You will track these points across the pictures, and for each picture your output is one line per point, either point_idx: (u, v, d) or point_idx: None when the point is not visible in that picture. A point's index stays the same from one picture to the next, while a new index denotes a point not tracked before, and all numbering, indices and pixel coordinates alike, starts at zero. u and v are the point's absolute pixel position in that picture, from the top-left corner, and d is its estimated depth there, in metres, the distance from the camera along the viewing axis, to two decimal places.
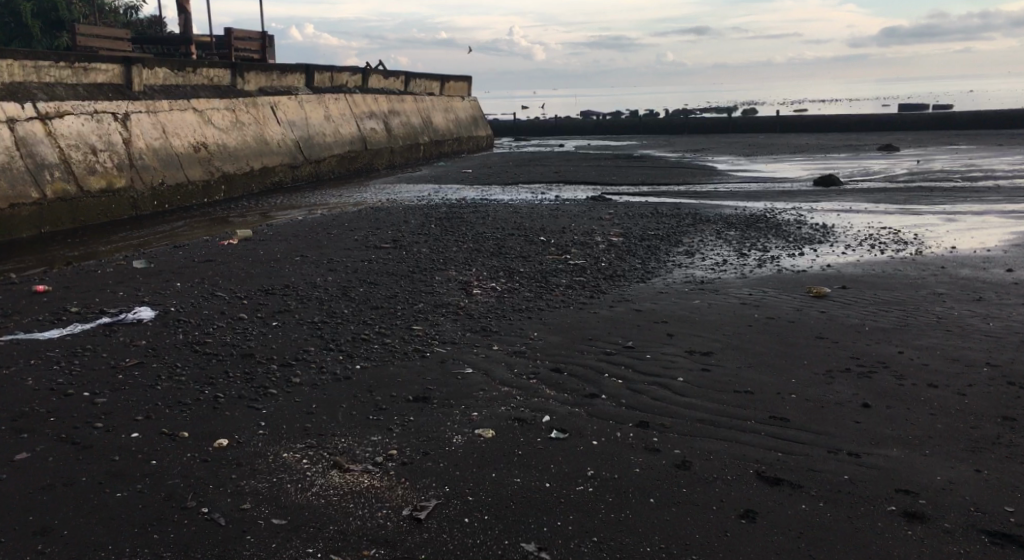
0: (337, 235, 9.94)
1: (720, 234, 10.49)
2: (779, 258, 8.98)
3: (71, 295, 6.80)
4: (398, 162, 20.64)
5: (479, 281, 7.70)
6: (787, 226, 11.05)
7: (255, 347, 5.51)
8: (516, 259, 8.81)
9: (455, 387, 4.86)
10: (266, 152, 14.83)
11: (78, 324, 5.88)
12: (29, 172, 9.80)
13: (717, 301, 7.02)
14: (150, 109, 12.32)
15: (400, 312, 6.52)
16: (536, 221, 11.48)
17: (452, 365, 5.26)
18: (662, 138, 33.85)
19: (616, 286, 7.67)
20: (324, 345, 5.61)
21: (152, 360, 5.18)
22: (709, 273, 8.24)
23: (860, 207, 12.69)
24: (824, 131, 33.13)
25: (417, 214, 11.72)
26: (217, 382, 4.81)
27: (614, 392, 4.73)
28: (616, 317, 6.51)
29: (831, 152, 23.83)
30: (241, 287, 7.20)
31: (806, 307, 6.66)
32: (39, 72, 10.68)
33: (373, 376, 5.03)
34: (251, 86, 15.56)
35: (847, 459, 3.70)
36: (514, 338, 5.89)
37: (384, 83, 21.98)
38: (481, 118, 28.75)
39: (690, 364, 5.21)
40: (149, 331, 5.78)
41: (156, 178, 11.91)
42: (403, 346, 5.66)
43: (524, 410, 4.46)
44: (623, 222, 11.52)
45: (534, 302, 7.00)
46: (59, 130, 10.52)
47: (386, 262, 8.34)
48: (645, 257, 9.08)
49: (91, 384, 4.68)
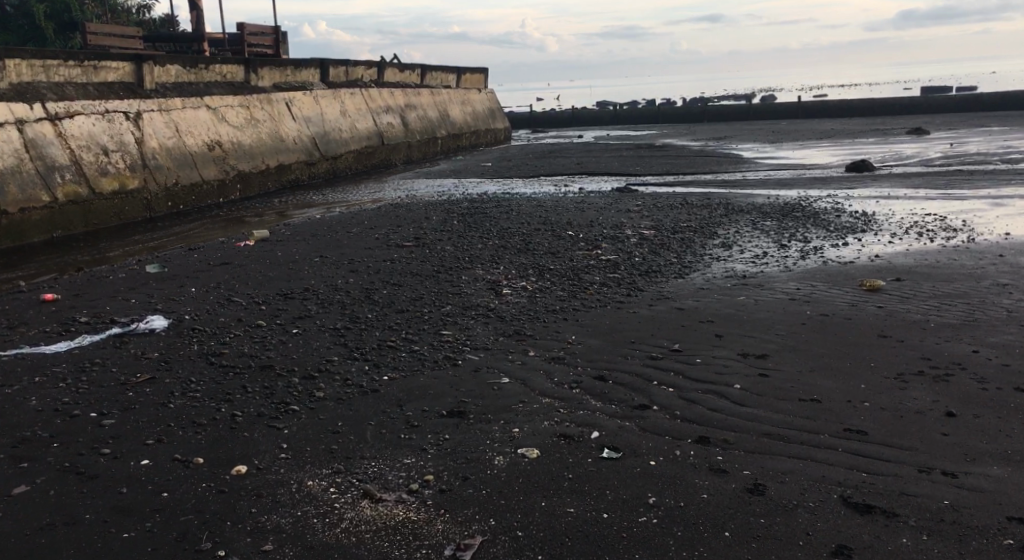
0: (357, 233, 9.57)
1: (755, 225, 10.02)
2: (822, 248, 8.51)
3: (81, 303, 6.48)
4: (415, 157, 20.27)
5: (508, 280, 7.30)
6: (825, 214, 10.57)
7: (275, 358, 5.15)
8: (544, 255, 8.41)
9: (492, 399, 4.47)
10: (281, 149, 14.49)
11: (86, 336, 5.55)
12: (39, 175, 9.51)
13: (764, 296, 6.57)
14: (162, 107, 12.02)
15: (427, 315, 6.14)
16: (561, 214, 11.06)
17: (487, 375, 4.86)
18: (682, 126, 33.23)
19: (653, 283, 7.24)
20: (348, 354, 5.24)
21: (165, 374, 4.83)
22: (751, 266, 7.79)
23: (899, 193, 12.15)
24: (849, 116, 32.40)
25: (438, 210, 11.33)
26: (234, 398, 4.45)
27: (666, 402, 4.31)
28: (657, 316, 6.09)
29: (858, 137, 23.18)
30: (258, 291, 6.84)
31: (862, 302, 6.20)
32: (48, 71, 10.38)
33: (402, 389, 4.65)
34: (265, 82, 15.23)
35: (943, 480, 3.27)
36: (551, 343, 5.49)
37: (400, 76, 21.59)
38: (498, 110, 28.31)
39: (746, 369, 4.77)
40: (161, 343, 5.42)
41: (170, 178, 11.60)
42: (433, 354, 5.27)
43: (569, 426, 4.06)
44: (652, 214, 11.08)
45: (568, 302, 6.59)
46: (69, 131, 10.21)
47: (410, 262, 7.96)
48: (680, 250, 8.64)
49: (98, 403, 4.33)
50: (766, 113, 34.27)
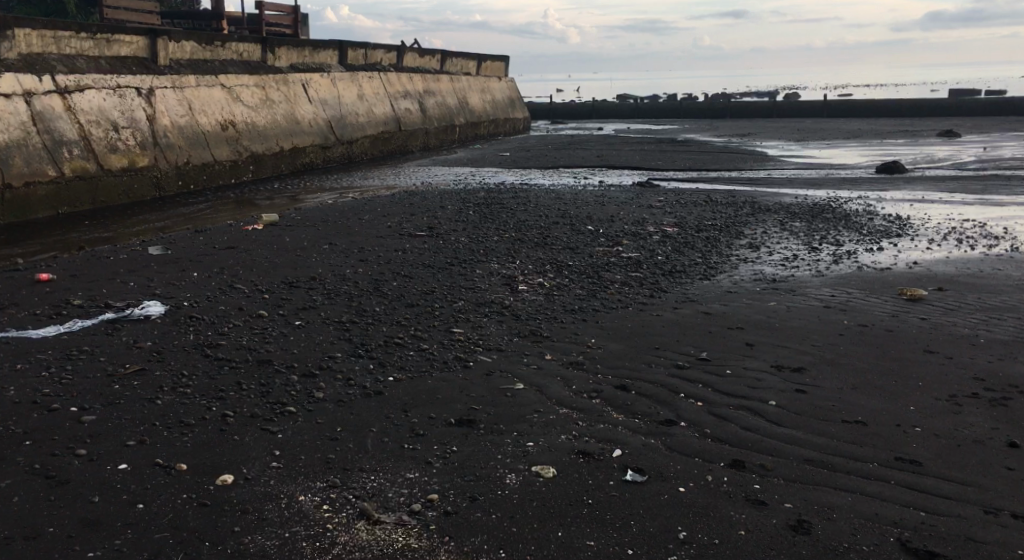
0: (368, 221, 9.24)
1: (783, 226, 9.60)
2: (856, 253, 8.09)
3: (76, 285, 6.17)
4: (432, 143, 19.93)
5: (525, 275, 6.95)
6: (857, 216, 10.13)
7: (274, 352, 4.82)
8: (562, 250, 8.05)
9: (505, 408, 4.13)
10: (296, 131, 14.16)
11: (77, 321, 5.24)
12: (46, 149, 9.22)
13: (797, 303, 6.17)
14: (175, 84, 11.70)
15: (438, 311, 5.80)
16: (581, 208, 10.68)
17: (500, 380, 4.52)
18: (705, 122, 32.66)
19: (677, 284, 6.87)
20: (352, 350, 4.91)
21: (155, 366, 4.51)
22: (781, 270, 7.38)
23: (934, 197, 11.67)
24: (875, 116, 31.72)
25: (454, 199, 10.98)
26: (227, 396, 4.12)
27: (695, 419, 3.94)
28: (682, 321, 5.73)
29: (886, 138, 22.57)
30: (262, 278, 6.52)
31: (904, 313, 5.80)
32: (59, 42, 10.08)
33: (408, 392, 4.31)
34: (282, 62, 14.90)
35: (1013, 525, 2.90)
36: (569, 347, 5.14)
37: (420, 61, 21.20)
38: (518, 99, 27.88)
39: (781, 383, 4.38)
40: (155, 331, 5.10)
41: (181, 157, 11.30)
42: (443, 354, 4.93)
43: (589, 442, 3.71)
44: (676, 210, 10.69)
45: (587, 301, 6.23)
46: (78, 105, 9.91)
47: (422, 253, 7.62)
48: (705, 250, 8.25)
49: (81, 396, 4.02)
50: (791, 111, 33.67)
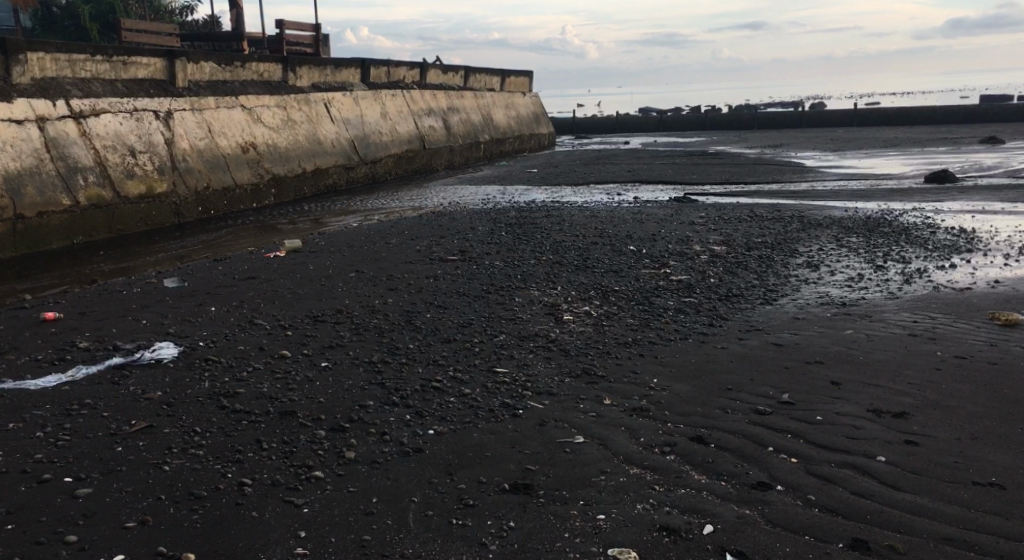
0: (396, 244, 8.73)
1: (839, 242, 8.94)
2: (926, 271, 7.43)
3: (85, 325, 5.70)
4: (457, 162, 19.47)
5: (569, 303, 6.37)
6: (917, 230, 9.45)
7: (298, 400, 4.29)
8: (606, 273, 7.47)
9: (566, 468, 3.54)
10: (319, 152, 13.73)
11: (81, 368, 4.76)
12: (60, 177, 8.82)
13: (877, 331, 5.52)
14: (194, 106, 11.32)
15: (478, 347, 5.24)
16: (619, 226, 10.11)
17: (556, 432, 3.94)
18: (733, 134, 31.93)
19: (737, 310, 6.26)
20: (385, 397, 4.36)
21: (165, 420, 4.01)
22: (848, 292, 6.74)
23: (994, 207, 10.95)
24: (910, 124, 30.84)
25: (485, 220, 10.44)
26: (243, 459, 3.60)
27: (794, 481, 3.33)
28: (752, 354, 5.11)
29: (927, 147, 21.80)
30: (284, 312, 5.99)
31: (1004, 342, 5.15)
32: (74, 66, 9.72)
33: (452, 450, 3.75)
34: (304, 82, 14.51)
35: None
36: (629, 389, 4.54)
37: (443, 78, 20.81)
38: (543, 114, 27.37)
39: (887, 433, 3.75)
40: (166, 377, 4.60)
41: (200, 182, 10.87)
42: (487, 400, 4.36)
43: (672, 512, 3.12)
44: (720, 227, 10.08)
45: (641, 333, 5.64)
46: (95, 130, 9.54)
47: (455, 279, 7.08)
48: (760, 270, 7.63)
49: (77, 465, 3.53)
50: (820, 120, 32.89)
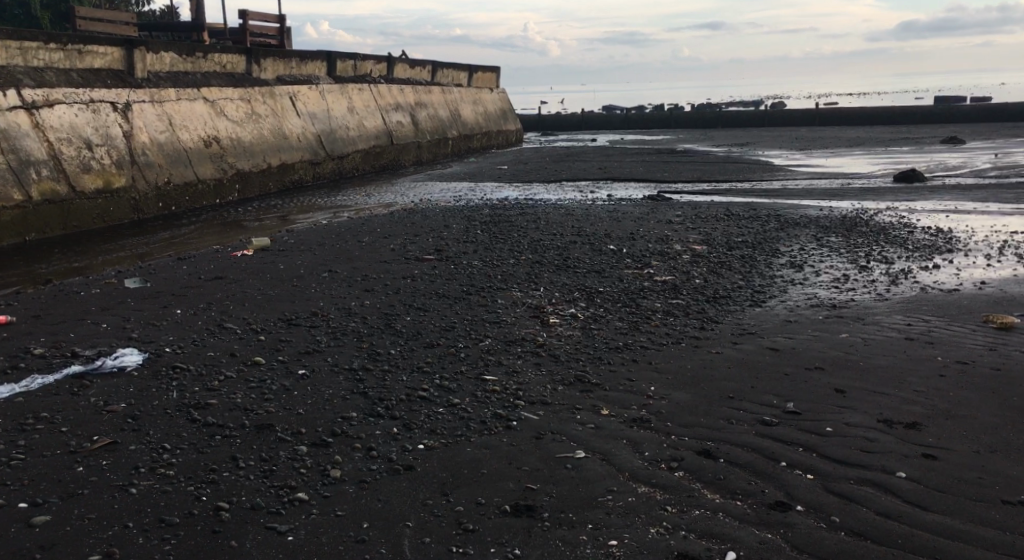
0: (369, 243, 8.42)
1: (820, 241, 8.84)
2: (911, 271, 7.34)
3: (39, 330, 5.30)
4: (425, 158, 19.12)
5: (554, 306, 6.13)
6: (895, 230, 9.41)
7: (275, 413, 3.98)
8: (588, 273, 7.26)
9: (569, 487, 3.31)
10: (285, 147, 13.32)
11: (36, 377, 4.38)
12: (11, 170, 8.34)
13: (873, 334, 5.38)
14: (155, 98, 10.86)
15: (463, 352, 4.97)
16: (596, 224, 9.91)
17: (554, 446, 3.70)
18: (699, 132, 32.02)
19: (726, 313, 6.08)
20: (369, 408, 4.08)
21: (131, 436, 3.69)
22: (836, 293, 6.62)
23: (967, 207, 10.99)
24: (872, 124, 31.21)
25: (458, 217, 10.16)
26: (218, 479, 3.30)
27: (814, 500, 3.14)
28: (749, 359, 4.92)
29: (891, 146, 22.04)
30: (255, 315, 5.66)
31: (1003, 347, 5.04)
32: (26, 54, 9.22)
33: (446, 466, 3.50)
34: (268, 74, 14.07)
35: None
36: (626, 398, 4.32)
37: (410, 73, 20.44)
38: (510, 110, 27.11)
39: (902, 446, 3.58)
40: (130, 387, 4.26)
41: (161, 176, 10.42)
42: (478, 411, 4.10)
43: (688, 537, 2.91)
44: (698, 225, 9.94)
45: (632, 337, 5.43)
46: (48, 121, 9.05)
47: (433, 280, 6.79)
48: (743, 271, 7.48)
49: (34, 488, 3.20)
50: (784, 119, 33.13)
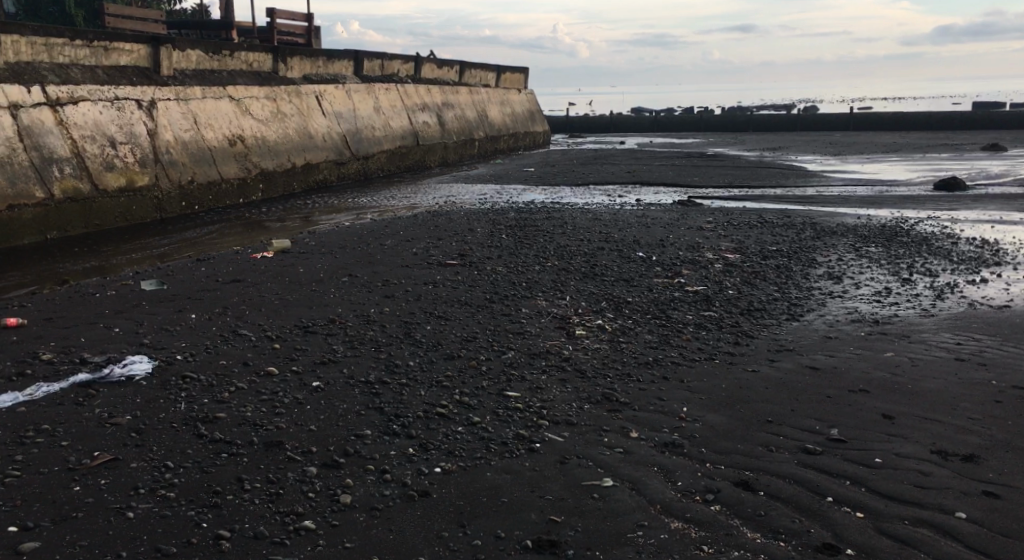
0: (391, 246, 8.21)
1: (859, 251, 8.49)
2: (957, 285, 6.99)
3: (50, 333, 5.15)
4: (451, 159, 18.93)
5: (580, 316, 5.88)
6: (938, 240, 9.03)
7: (286, 429, 3.77)
8: (616, 282, 7.00)
9: (596, 521, 3.06)
10: (310, 146, 13.18)
11: (42, 385, 4.21)
12: (33, 168, 8.26)
13: (920, 354, 5.05)
14: (180, 96, 10.77)
15: (485, 366, 4.73)
16: (624, 230, 9.64)
17: (580, 473, 3.44)
18: (729, 135, 31.54)
19: (762, 327, 5.79)
20: (384, 425, 3.85)
21: (133, 452, 3.50)
22: (879, 307, 6.29)
23: (1013, 218, 10.54)
24: (908, 130, 30.51)
25: (483, 221, 9.94)
26: (221, 503, 3.10)
27: (865, 544, 2.87)
28: (788, 379, 4.63)
29: (929, 152, 21.45)
30: (271, 322, 5.47)
31: None
32: (51, 51, 9.14)
33: (464, 493, 3.26)
34: (295, 73, 13.95)
35: None
36: (657, 420, 4.05)
37: (437, 73, 20.27)
38: (537, 112, 26.85)
39: (960, 482, 3.30)
40: (137, 398, 4.07)
41: (185, 175, 10.30)
42: (499, 431, 3.86)
43: None
44: (731, 232, 9.62)
45: (663, 351, 5.16)
46: (72, 119, 8.96)
47: (456, 286, 6.57)
48: (779, 282, 7.18)
49: (26, 510, 3.02)
50: (817, 124, 32.51)
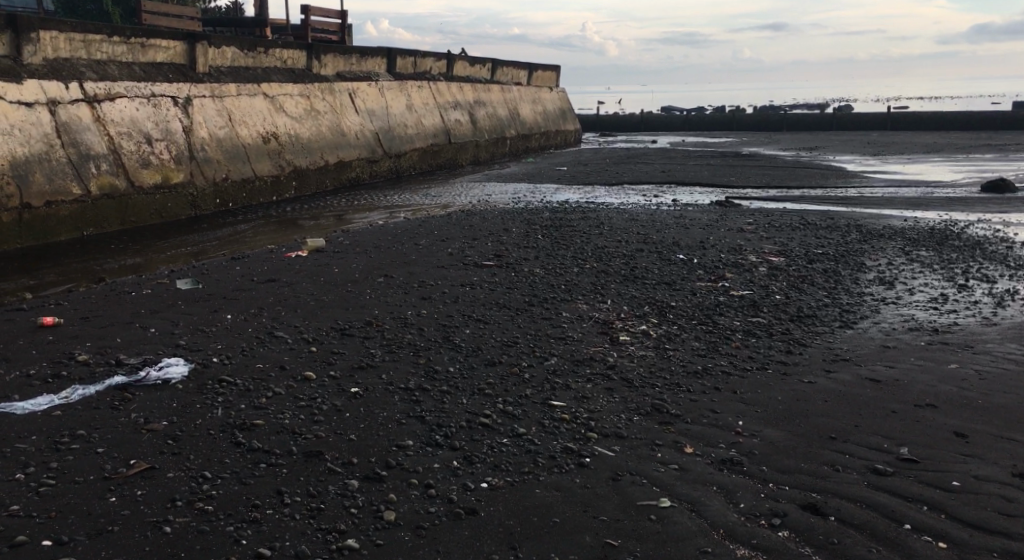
0: (426, 246, 8.07)
1: (909, 255, 8.18)
2: (1017, 292, 6.67)
3: (87, 334, 5.06)
4: (483, 157, 18.78)
5: (623, 321, 5.68)
6: (991, 244, 8.68)
7: (325, 438, 3.62)
8: (658, 285, 6.78)
9: (656, 546, 2.87)
10: (343, 144, 13.10)
11: (77, 387, 4.11)
12: (71, 164, 8.23)
13: (987, 366, 4.79)
14: (214, 93, 10.72)
15: (528, 373, 4.56)
16: (663, 231, 9.40)
17: (635, 491, 3.26)
18: (763, 135, 31.03)
19: (815, 335, 5.54)
20: (426, 436, 3.69)
21: (170, 460, 3.37)
22: (936, 315, 6.01)
23: None
24: (949, 130, 29.78)
25: (518, 221, 9.76)
26: (261, 518, 2.96)
27: None
28: (847, 392, 4.40)
29: (972, 152, 20.88)
30: (307, 324, 5.33)
31: None
32: (89, 47, 9.12)
33: (514, 512, 3.09)
34: (329, 70, 13.86)
35: None
36: (712, 434, 3.85)
37: (470, 70, 20.13)
38: (569, 110, 26.62)
39: None
40: (174, 403, 3.95)
41: (219, 172, 10.25)
42: (547, 443, 3.68)
43: None
44: (773, 234, 9.35)
45: (712, 360, 4.95)
46: (109, 115, 8.94)
47: (494, 288, 6.40)
48: (827, 286, 6.92)
49: (61, 522, 2.90)
50: (854, 123, 31.86)
